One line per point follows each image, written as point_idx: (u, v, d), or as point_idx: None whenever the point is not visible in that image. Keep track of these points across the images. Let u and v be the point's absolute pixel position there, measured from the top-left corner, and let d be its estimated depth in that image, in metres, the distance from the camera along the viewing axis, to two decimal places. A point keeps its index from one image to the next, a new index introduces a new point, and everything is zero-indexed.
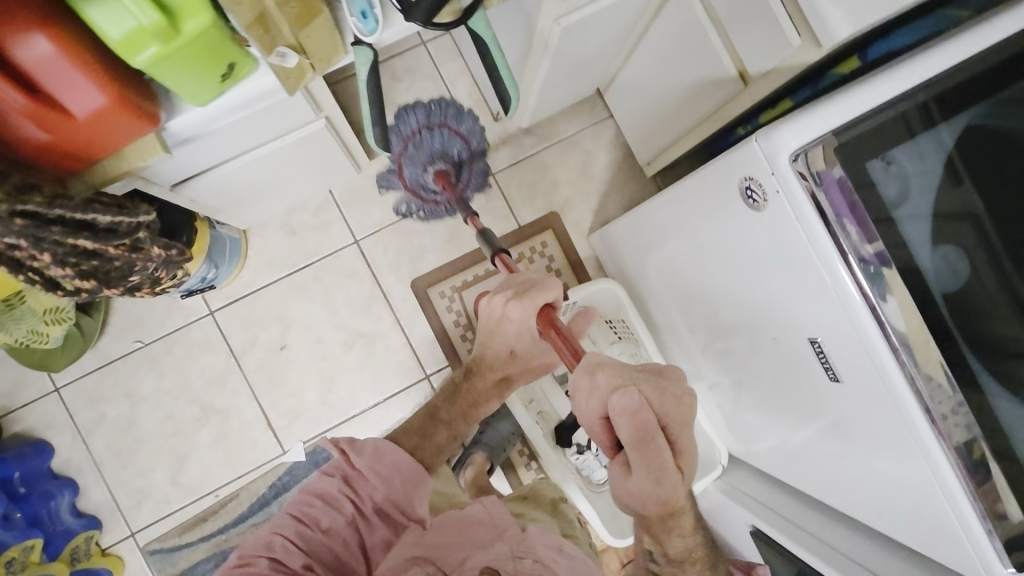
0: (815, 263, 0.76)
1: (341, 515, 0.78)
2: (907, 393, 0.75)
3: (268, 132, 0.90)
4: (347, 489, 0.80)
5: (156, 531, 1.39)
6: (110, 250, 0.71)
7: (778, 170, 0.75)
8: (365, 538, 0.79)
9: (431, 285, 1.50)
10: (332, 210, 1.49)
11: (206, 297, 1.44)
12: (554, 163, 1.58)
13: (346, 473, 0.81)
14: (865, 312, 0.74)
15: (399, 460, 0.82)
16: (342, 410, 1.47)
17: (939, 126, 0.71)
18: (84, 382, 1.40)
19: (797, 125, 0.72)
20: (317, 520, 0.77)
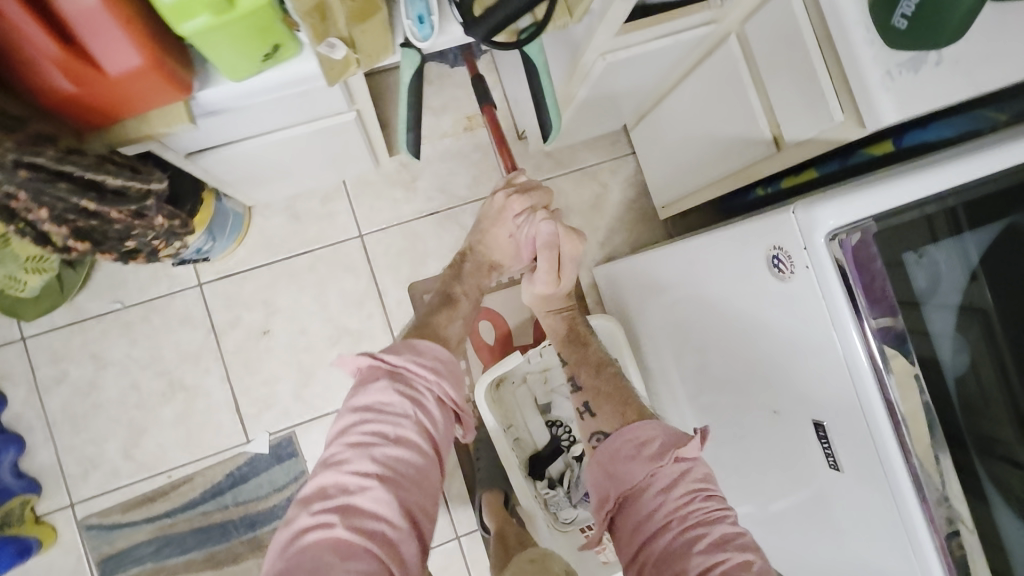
0: (835, 348, 0.76)
1: (409, 413, 0.74)
2: (909, 493, 0.74)
3: (294, 115, 0.88)
4: (405, 390, 0.76)
5: (97, 505, 1.31)
6: (114, 213, 0.68)
7: (812, 245, 0.73)
8: (433, 420, 0.76)
9: (428, 293, 1.47)
10: (339, 200, 1.46)
11: (195, 270, 1.39)
12: (569, 192, 1.57)
13: (395, 374, 0.77)
14: (879, 405, 0.74)
15: (439, 354, 0.83)
16: (315, 405, 1.41)
17: (965, 233, 0.74)
18: (52, 336, 1.33)
19: (840, 204, 0.71)
20: (391, 421, 0.73)
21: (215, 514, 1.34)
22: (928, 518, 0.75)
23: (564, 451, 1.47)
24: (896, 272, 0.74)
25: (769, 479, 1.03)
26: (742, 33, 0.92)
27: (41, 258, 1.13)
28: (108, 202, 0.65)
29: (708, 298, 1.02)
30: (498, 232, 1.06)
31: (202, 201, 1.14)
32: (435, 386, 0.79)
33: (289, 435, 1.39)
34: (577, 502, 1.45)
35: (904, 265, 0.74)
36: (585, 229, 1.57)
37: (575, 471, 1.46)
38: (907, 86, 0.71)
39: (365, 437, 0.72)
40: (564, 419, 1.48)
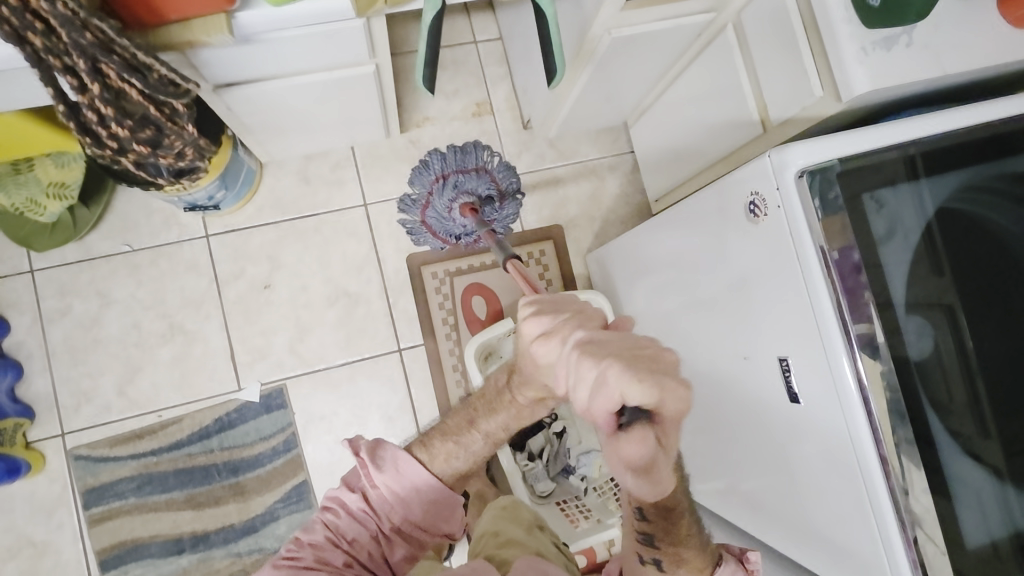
0: (798, 278, 0.81)
1: (365, 528, 0.84)
2: (860, 415, 0.79)
3: (320, 58, 0.95)
4: (367, 507, 0.84)
5: (87, 437, 1.33)
6: (150, 104, 0.75)
7: (782, 184, 0.80)
8: (386, 552, 0.84)
9: (426, 263, 1.52)
10: (349, 168, 1.52)
11: (205, 221, 1.44)
12: (569, 181, 1.64)
13: (366, 490, 0.85)
14: (836, 332, 0.79)
15: (420, 474, 0.85)
16: (308, 362, 1.45)
17: (921, 181, 0.80)
18: (61, 271, 1.38)
19: (808, 146, 0.79)
20: (343, 533, 0.83)
21: (199, 456, 1.37)
22: (878, 445, 0.78)
23: (545, 427, 1.50)
24: (856, 213, 0.78)
25: (739, 437, 1.07)
26: (738, 22, 1.00)
27: (62, 185, 1.17)
28: (148, 88, 0.71)
29: (688, 259, 1.08)
30: (534, 364, 0.76)
31: (221, 146, 1.21)
32: (403, 516, 0.84)
33: (280, 387, 1.42)
34: (554, 476, 1.48)
35: (863, 209, 0.78)
36: (582, 218, 1.63)
37: (555, 446, 1.49)
38: (877, 62, 0.79)
39: (327, 526, 0.83)
40: None
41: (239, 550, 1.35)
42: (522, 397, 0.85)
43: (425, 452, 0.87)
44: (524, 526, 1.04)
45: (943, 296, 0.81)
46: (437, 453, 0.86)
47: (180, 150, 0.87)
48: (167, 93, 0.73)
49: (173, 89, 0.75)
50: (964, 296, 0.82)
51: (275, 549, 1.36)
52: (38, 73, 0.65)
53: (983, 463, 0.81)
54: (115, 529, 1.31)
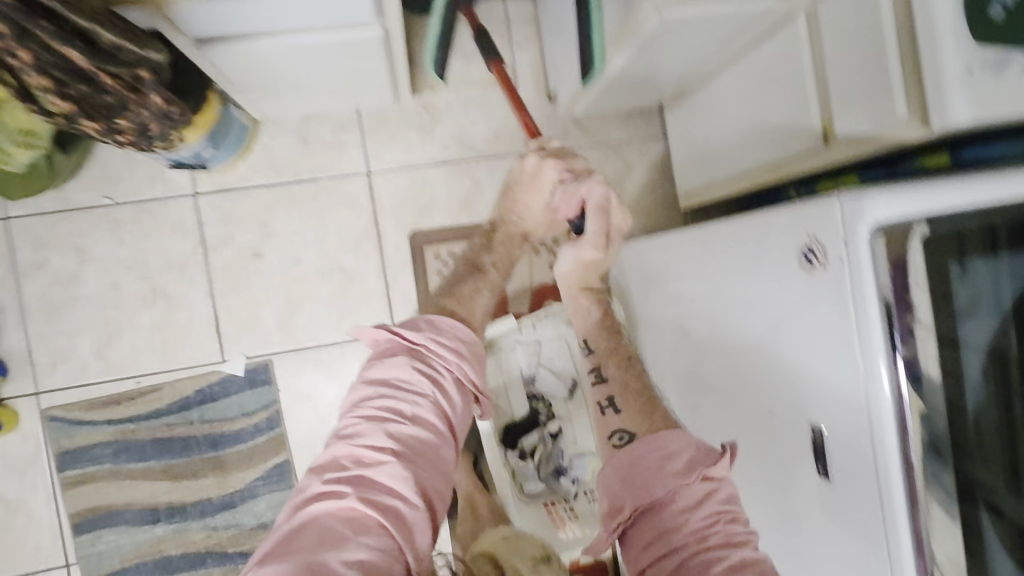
0: (854, 349, 0.71)
1: (422, 395, 0.74)
2: (902, 512, 0.70)
3: (317, 17, 0.81)
4: (426, 373, 0.76)
5: (62, 399, 1.28)
6: (102, 75, 0.64)
7: (852, 239, 0.68)
8: (447, 412, 0.75)
9: (430, 242, 1.41)
10: (353, 131, 1.39)
11: (194, 178, 1.33)
12: (592, 164, 1.50)
13: (413, 351, 0.78)
14: (889, 416, 0.69)
15: (453, 329, 0.84)
16: (296, 337, 1.36)
17: (1000, 255, 0.68)
18: (37, 221, 1.28)
19: (891, 199, 0.66)
20: (401, 401, 0.72)
21: (179, 428, 1.31)
22: (916, 542, 0.70)
23: (540, 425, 1.43)
24: (938, 283, 0.67)
25: (748, 484, 0.99)
26: (813, 14, 0.85)
27: (32, 133, 1.06)
28: (93, 58, 0.60)
29: (718, 290, 0.97)
30: (536, 190, 1.05)
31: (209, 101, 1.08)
32: (457, 373, 0.79)
33: (265, 361, 1.35)
34: (545, 478, 1.42)
35: (947, 275, 0.67)
36: None
37: (547, 447, 1.43)
38: (986, 89, 0.65)
39: (379, 412, 0.71)
40: (546, 393, 1.45)
41: (216, 524, 1.32)
42: (514, 233, 1.11)
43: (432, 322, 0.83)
44: (527, 560, 0.99)
45: (1008, 369, 0.72)
46: (444, 317, 0.84)
47: (147, 125, 0.76)
48: (118, 65, 0.62)
49: (128, 60, 0.64)
50: None
51: (253, 527, 1.33)
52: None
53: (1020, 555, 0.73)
54: (90, 494, 1.28)
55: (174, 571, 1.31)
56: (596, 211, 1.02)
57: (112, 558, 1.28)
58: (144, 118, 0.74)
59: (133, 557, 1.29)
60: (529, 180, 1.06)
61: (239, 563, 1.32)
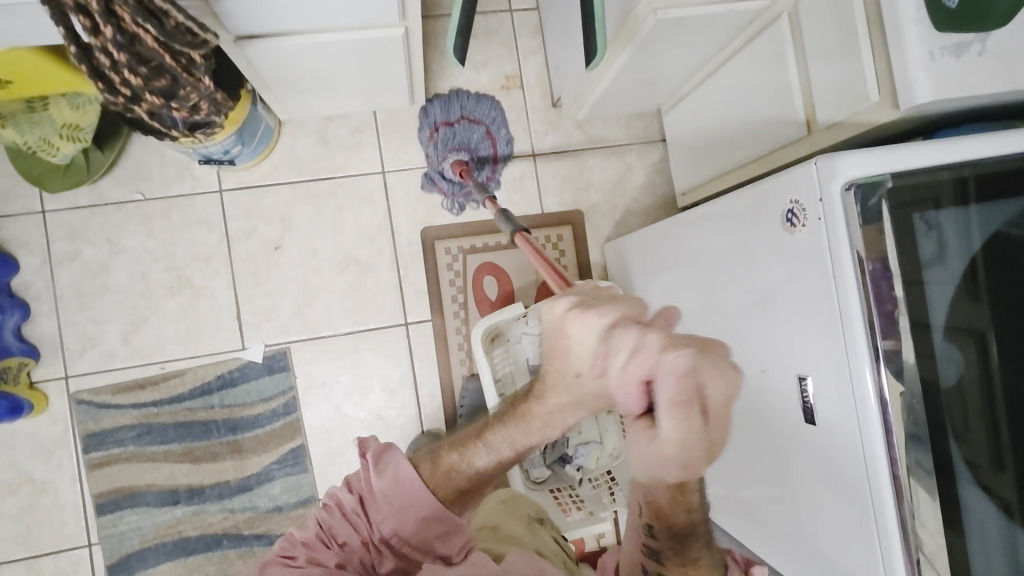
0: (832, 297, 0.77)
1: (356, 531, 0.83)
2: (881, 446, 0.75)
3: (346, 17, 0.90)
4: (361, 509, 0.84)
5: (90, 383, 1.33)
6: (166, 54, 0.72)
7: (827, 196, 0.75)
8: (376, 561, 0.82)
9: (440, 238, 1.49)
10: (369, 134, 1.47)
11: (220, 175, 1.41)
12: (594, 165, 1.58)
13: (364, 494, 0.85)
14: (865, 357, 0.75)
15: (410, 486, 0.83)
16: (313, 327, 1.43)
17: (970, 207, 0.75)
18: (72, 214, 1.35)
19: (861, 157, 0.73)
20: (335, 536, 0.82)
21: (200, 412, 1.37)
22: (895, 476, 0.75)
23: None
24: (904, 236, 0.73)
25: (744, 448, 1.04)
26: (794, 13, 0.94)
27: (77, 127, 1.14)
28: (164, 35, 0.67)
29: (711, 262, 1.04)
30: (565, 350, 0.74)
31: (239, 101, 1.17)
32: (393, 530, 0.83)
33: (284, 349, 1.41)
34: (550, 464, 1.46)
35: (914, 229, 0.73)
36: (604, 204, 1.57)
37: (553, 434, 1.46)
38: (946, 69, 0.73)
39: (324, 523, 0.83)
40: None
41: (233, 507, 1.36)
42: (551, 402, 0.79)
43: (430, 463, 0.85)
44: (524, 523, 1.07)
45: (975, 322, 0.77)
46: (465, 452, 0.85)
47: (194, 104, 0.85)
48: (184, 43, 0.70)
49: (189, 39, 0.72)
50: (1000, 326, 0.77)
51: (268, 509, 1.37)
52: (48, 11, 0.61)
53: (996, 497, 0.77)
54: (113, 475, 1.33)
55: (191, 554, 1.34)
56: (668, 394, 0.65)
57: (132, 538, 1.32)
58: (192, 98, 0.82)
59: (152, 537, 1.33)
60: (546, 381, 0.80)
61: (254, 545, 1.36)
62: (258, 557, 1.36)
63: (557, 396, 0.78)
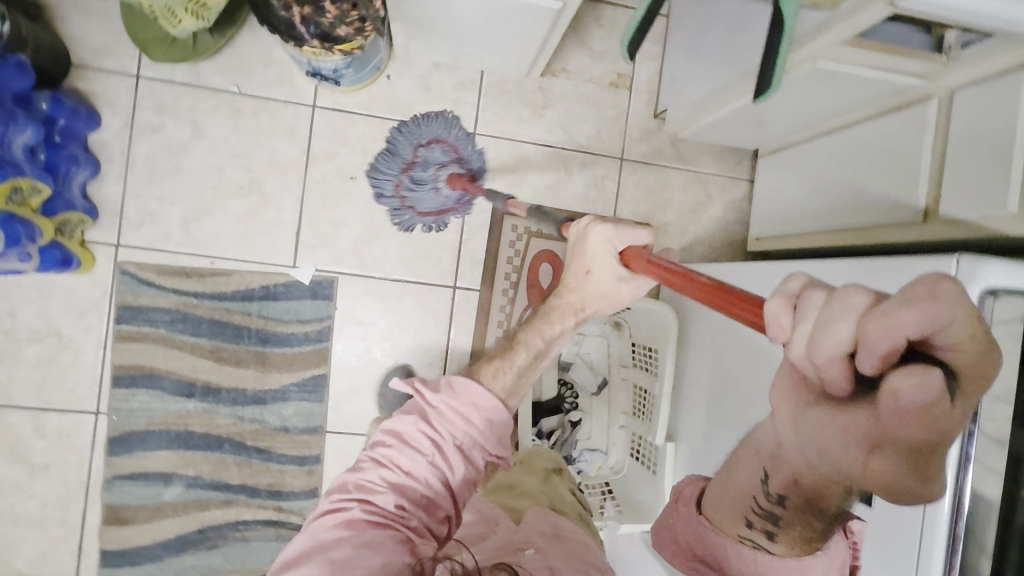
0: None
1: (421, 455, 0.76)
2: (941, 548, 0.74)
3: None
4: (428, 423, 0.77)
5: (138, 257, 1.33)
6: None
7: (965, 283, 0.74)
8: (449, 476, 0.76)
9: (510, 214, 1.48)
10: (471, 92, 1.46)
11: (316, 93, 1.40)
12: (677, 186, 1.56)
13: (424, 413, 0.78)
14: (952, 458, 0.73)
15: (477, 397, 0.78)
16: (365, 264, 1.43)
17: None
18: (165, 87, 1.34)
19: (1007, 267, 0.74)
20: (400, 463, 0.76)
21: (236, 315, 1.37)
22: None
23: (562, 411, 1.50)
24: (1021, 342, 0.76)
25: None
26: (947, 101, 0.94)
27: (203, 6, 1.11)
28: None
29: None
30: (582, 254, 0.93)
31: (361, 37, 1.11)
32: (465, 435, 0.77)
33: (332, 278, 1.41)
34: None
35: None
36: (676, 227, 1.56)
37: (566, 433, 1.48)
38: None
39: (387, 459, 0.76)
40: (576, 382, 1.51)
41: (242, 415, 1.37)
42: (568, 317, 0.93)
43: (477, 374, 0.82)
44: (539, 478, 1.17)
45: None
46: (485, 371, 0.83)
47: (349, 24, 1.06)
48: None
49: None
50: None
51: (275, 427, 1.39)
52: None
53: None
54: (136, 352, 1.33)
55: (191, 448, 1.35)
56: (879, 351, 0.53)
57: (139, 418, 1.33)
58: (351, 13, 1.04)
59: (157, 422, 1.34)
60: (580, 286, 0.93)
61: (252, 458, 1.37)
62: (252, 469, 1.37)
63: (580, 300, 0.93)
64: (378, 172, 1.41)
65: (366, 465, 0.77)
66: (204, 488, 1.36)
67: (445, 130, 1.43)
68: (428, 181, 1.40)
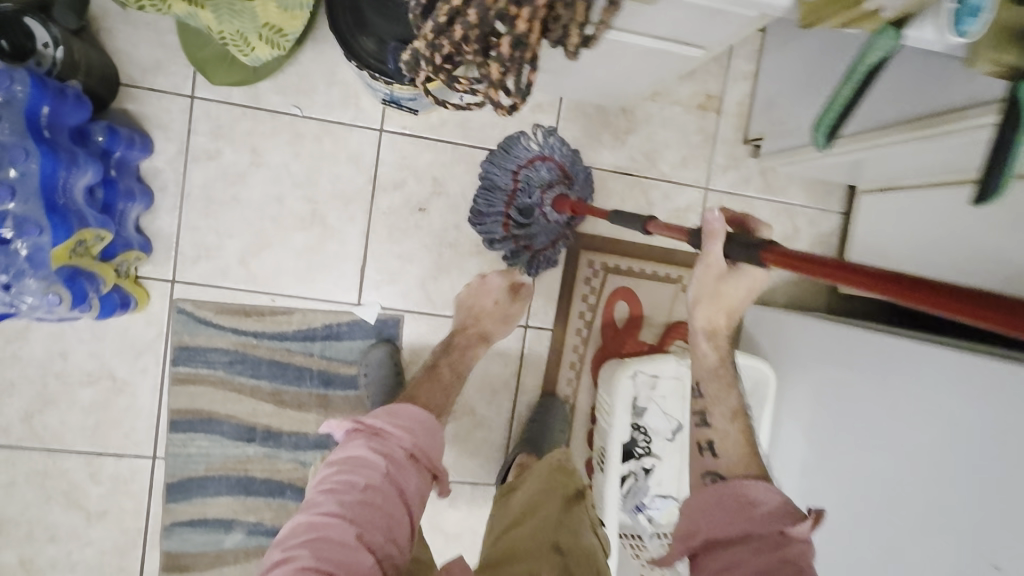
0: None
1: (376, 472, 0.83)
2: None
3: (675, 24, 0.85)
4: (360, 456, 0.85)
5: (195, 294, 1.24)
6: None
7: None
8: (406, 482, 0.84)
9: (587, 248, 1.38)
10: (549, 115, 1.34)
11: (383, 116, 1.28)
12: (763, 218, 1.45)
13: (373, 433, 0.88)
14: None
15: (412, 416, 0.91)
16: (433, 301, 1.33)
17: None
18: (222, 109, 1.22)
19: None
20: (353, 484, 0.80)
21: (298, 356, 1.29)
22: None
23: (635, 457, 1.42)
24: None
25: None
26: None
27: (279, 32, 1.02)
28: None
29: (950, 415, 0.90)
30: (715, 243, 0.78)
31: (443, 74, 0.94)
32: (407, 440, 0.88)
33: (398, 317, 1.32)
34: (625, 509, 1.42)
35: None
36: None
37: (638, 481, 1.41)
38: None
39: (339, 481, 0.81)
40: (651, 428, 1.42)
41: (305, 460, 1.30)
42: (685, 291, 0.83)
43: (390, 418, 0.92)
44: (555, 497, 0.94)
45: None
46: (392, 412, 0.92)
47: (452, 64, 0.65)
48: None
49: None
50: None
51: None
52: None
53: None
54: (194, 395, 1.25)
55: (252, 495, 1.29)
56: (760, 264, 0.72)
57: (198, 464, 1.26)
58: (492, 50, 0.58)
59: (217, 468, 1.27)
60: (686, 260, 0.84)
61: None
62: None
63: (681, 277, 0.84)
64: (480, 204, 1.30)
65: (318, 483, 0.82)
66: (266, 535, 1.30)
67: (540, 148, 1.30)
68: (535, 207, 1.28)
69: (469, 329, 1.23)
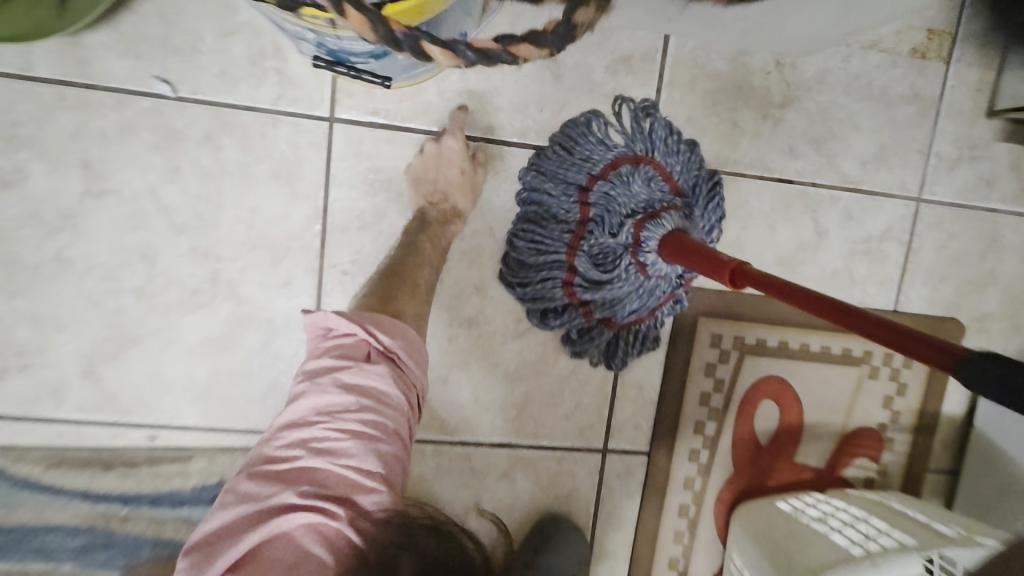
0: None
1: (355, 436, 0.52)
2: None
3: None
4: (318, 419, 0.53)
5: (7, 436, 0.68)
6: None
7: None
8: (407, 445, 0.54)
9: (710, 315, 0.78)
10: (642, 79, 0.72)
11: (333, 96, 0.68)
12: (1009, 248, 0.83)
13: (338, 379, 0.54)
14: None
15: (406, 340, 0.59)
16: (441, 420, 0.76)
17: None
18: (23, 93, 0.63)
19: None
20: (345, 433, 0.52)
21: None
22: None
23: None
24: None
25: None
26: None
27: None
28: None
29: None
30: None
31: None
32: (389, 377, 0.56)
33: None
34: None
35: None
36: (1001, 325, 0.84)
37: None
38: None
39: (332, 430, 0.52)
40: None
41: None
42: None
43: (331, 392, 0.53)
44: None
45: None
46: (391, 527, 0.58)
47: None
48: None
49: None
50: None
51: None
52: None
53: None
54: None
55: None
56: None
57: None
58: None
59: None
60: None
61: None
62: None
63: None
64: (521, 251, 0.71)
65: (305, 417, 0.53)
66: None
67: (631, 142, 0.70)
68: (621, 253, 0.68)
69: (437, 210, 0.70)
